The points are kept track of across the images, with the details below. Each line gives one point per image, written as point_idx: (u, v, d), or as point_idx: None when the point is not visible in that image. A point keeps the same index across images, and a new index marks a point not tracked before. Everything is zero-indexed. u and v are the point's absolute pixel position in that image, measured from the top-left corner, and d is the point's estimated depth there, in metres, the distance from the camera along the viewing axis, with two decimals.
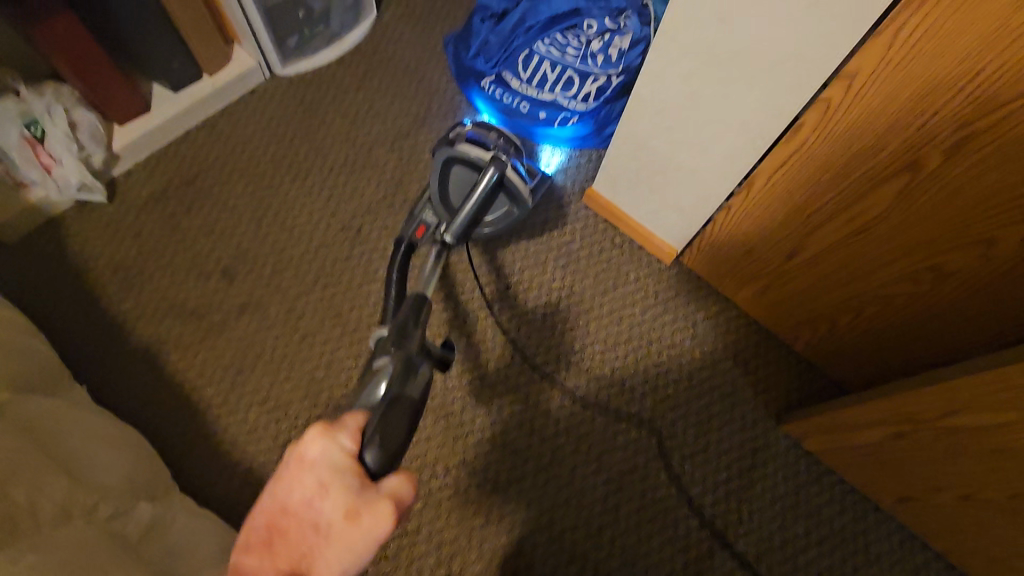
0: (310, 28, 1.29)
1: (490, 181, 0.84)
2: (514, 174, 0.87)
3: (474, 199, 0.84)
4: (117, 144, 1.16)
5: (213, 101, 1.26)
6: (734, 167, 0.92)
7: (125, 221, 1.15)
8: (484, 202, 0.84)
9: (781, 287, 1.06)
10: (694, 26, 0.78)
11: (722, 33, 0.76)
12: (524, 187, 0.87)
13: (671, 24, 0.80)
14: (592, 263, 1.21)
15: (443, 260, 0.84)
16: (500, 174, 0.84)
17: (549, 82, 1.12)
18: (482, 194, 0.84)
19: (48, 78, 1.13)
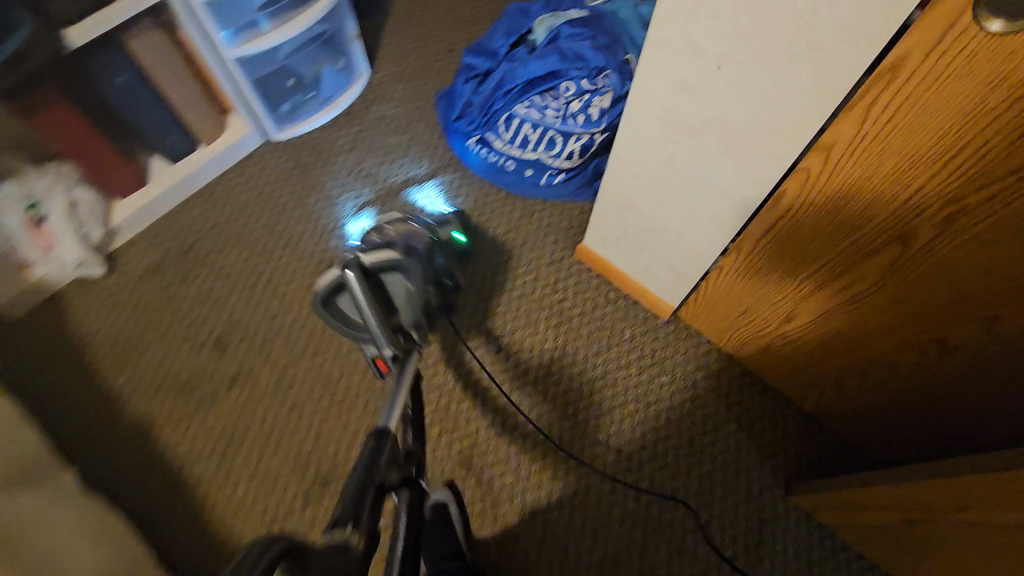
0: (300, 94, 1.32)
1: (356, 278, 0.73)
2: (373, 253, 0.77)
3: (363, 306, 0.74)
4: (115, 219, 1.19)
5: (209, 170, 1.29)
6: (720, 230, 0.88)
7: (123, 294, 1.18)
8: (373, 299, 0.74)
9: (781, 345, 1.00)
10: (662, 97, 0.75)
11: (691, 104, 0.73)
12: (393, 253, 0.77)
13: (640, 94, 0.77)
14: (585, 322, 1.17)
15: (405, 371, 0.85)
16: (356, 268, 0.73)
17: (532, 142, 1.09)
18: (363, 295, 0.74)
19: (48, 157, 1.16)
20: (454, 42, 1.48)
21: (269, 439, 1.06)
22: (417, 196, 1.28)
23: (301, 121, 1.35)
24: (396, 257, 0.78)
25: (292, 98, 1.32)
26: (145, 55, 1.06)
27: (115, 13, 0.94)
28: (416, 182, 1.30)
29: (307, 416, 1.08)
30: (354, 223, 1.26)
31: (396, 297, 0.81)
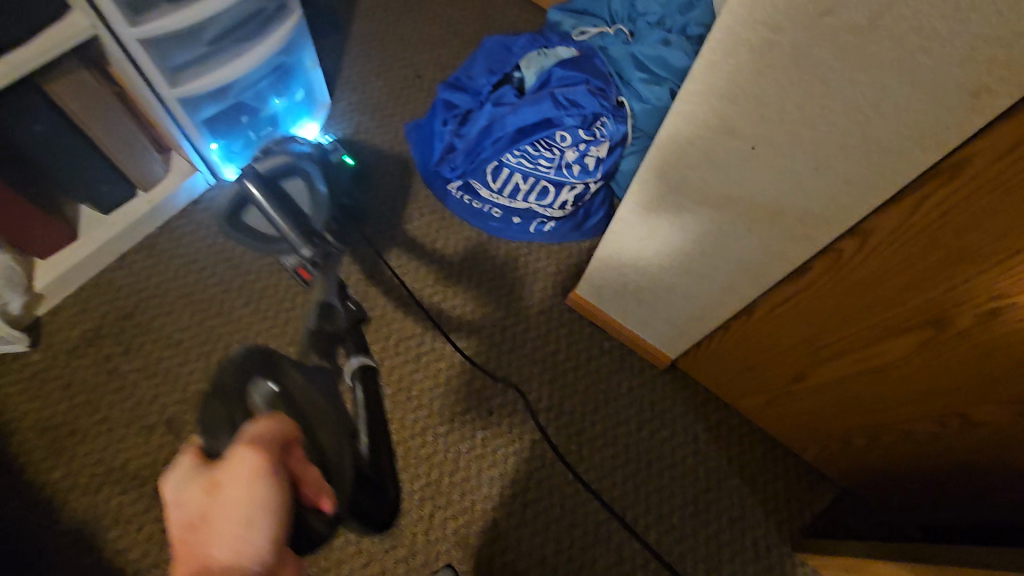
0: (256, 130, 1.19)
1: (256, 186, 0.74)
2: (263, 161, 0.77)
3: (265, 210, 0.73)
4: (39, 283, 1.03)
5: (151, 219, 1.14)
6: (732, 296, 0.84)
7: (53, 371, 1.02)
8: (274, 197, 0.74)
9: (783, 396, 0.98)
10: (683, 169, 0.69)
11: (715, 179, 0.67)
12: (287, 155, 0.79)
13: (656, 165, 0.71)
14: (579, 374, 1.12)
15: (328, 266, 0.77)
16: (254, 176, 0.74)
17: (522, 192, 1.02)
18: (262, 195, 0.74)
19: None
20: (425, 72, 1.39)
21: None
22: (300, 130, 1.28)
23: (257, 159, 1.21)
24: (290, 161, 0.79)
25: (246, 135, 1.19)
26: (69, 98, 0.91)
27: (29, 58, 0.79)
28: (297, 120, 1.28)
29: None
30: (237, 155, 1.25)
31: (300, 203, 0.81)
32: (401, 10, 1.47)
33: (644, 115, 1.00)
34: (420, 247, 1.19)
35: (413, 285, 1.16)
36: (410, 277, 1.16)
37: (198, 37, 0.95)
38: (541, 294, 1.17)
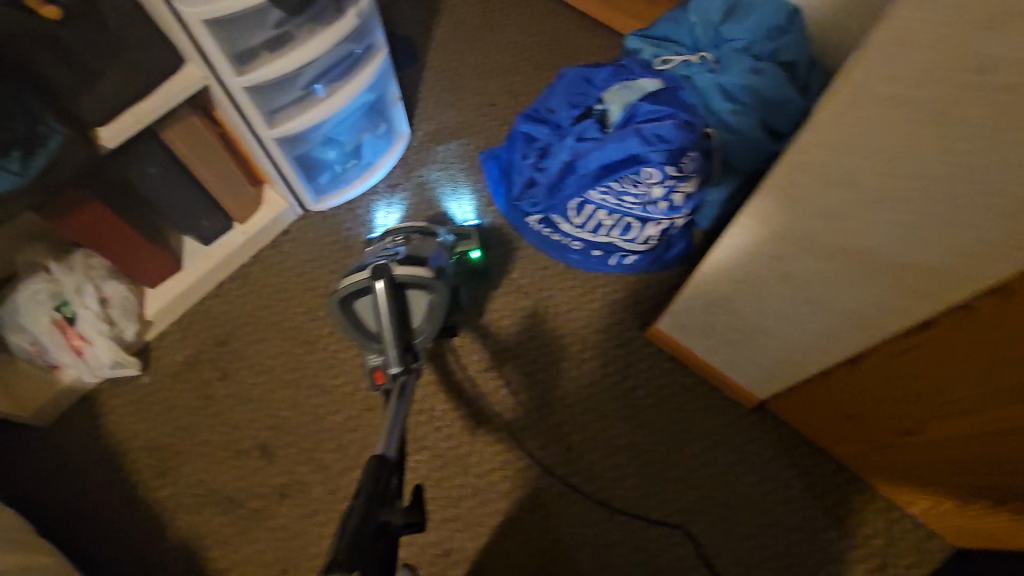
0: (341, 164, 1.23)
1: (383, 289, 0.87)
2: (408, 267, 0.92)
3: (386, 309, 0.86)
4: (149, 311, 1.11)
5: (246, 249, 1.20)
6: (839, 345, 0.79)
7: (160, 393, 1.09)
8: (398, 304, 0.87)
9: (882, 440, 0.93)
10: (794, 216, 0.65)
11: (831, 228, 0.63)
12: (421, 270, 0.92)
13: (763, 210, 0.68)
14: (660, 412, 1.09)
15: (404, 388, 0.86)
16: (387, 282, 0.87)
17: (605, 227, 1.01)
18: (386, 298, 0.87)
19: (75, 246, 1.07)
20: (501, 99, 1.40)
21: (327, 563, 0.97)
22: (447, 202, 1.27)
23: (341, 190, 1.26)
24: (427, 278, 0.93)
25: (332, 168, 1.23)
26: (180, 143, 0.97)
27: (147, 110, 0.85)
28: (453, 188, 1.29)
29: None
30: (377, 214, 1.27)
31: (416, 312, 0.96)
32: (476, 36, 1.49)
33: (734, 145, 0.99)
34: (498, 279, 1.20)
35: (491, 317, 1.17)
36: (489, 310, 1.18)
37: (296, 82, 0.99)
38: (619, 327, 1.16)
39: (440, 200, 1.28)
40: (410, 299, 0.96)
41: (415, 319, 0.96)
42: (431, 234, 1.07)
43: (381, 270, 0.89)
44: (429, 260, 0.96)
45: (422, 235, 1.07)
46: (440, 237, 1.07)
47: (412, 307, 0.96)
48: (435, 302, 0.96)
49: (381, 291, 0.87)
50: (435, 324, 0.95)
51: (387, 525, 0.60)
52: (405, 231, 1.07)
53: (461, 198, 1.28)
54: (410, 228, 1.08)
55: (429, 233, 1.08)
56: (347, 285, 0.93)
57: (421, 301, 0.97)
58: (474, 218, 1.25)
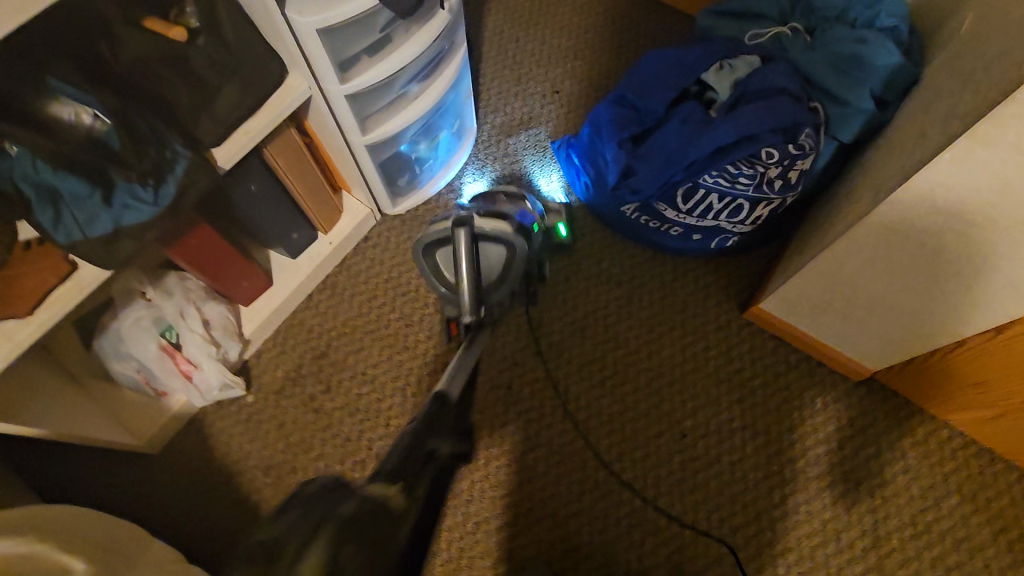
0: (420, 164, 1.21)
1: (465, 240, 0.79)
2: (492, 221, 0.87)
3: (461, 260, 0.80)
4: (247, 330, 1.10)
5: (332, 259, 1.19)
6: (986, 308, 0.81)
7: (267, 411, 1.08)
8: (475, 255, 0.80)
9: (1009, 404, 0.94)
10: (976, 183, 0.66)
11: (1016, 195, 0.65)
12: (503, 227, 0.87)
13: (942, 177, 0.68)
14: (769, 391, 1.10)
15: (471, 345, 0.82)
16: (468, 233, 0.79)
17: (714, 211, 1.00)
18: (466, 251, 0.81)
19: (166, 267, 1.04)
20: (566, 88, 1.39)
21: (459, 566, 0.99)
22: (536, 175, 1.30)
23: (421, 192, 1.24)
24: (507, 233, 0.88)
25: (412, 170, 1.21)
26: (280, 157, 0.95)
27: (257, 129, 0.83)
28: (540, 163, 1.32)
29: (495, 535, 1.01)
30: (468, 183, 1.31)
31: (492, 269, 0.91)
32: (531, 21, 1.46)
33: (839, 117, 0.99)
34: (588, 268, 1.19)
35: (586, 307, 1.16)
36: (583, 300, 1.17)
37: (393, 85, 0.97)
38: (717, 310, 1.16)
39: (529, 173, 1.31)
40: (487, 256, 0.90)
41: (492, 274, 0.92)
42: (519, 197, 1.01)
43: (463, 219, 0.81)
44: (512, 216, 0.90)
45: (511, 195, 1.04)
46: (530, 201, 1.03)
47: (492, 263, 0.91)
48: (514, 260, 0.91)
49: (461, 242, 0.80)
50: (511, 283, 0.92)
51: (433, 452, 0.49)
52: (498, 190, 1.03)
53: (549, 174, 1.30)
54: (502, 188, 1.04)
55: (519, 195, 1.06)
56: (432, 232, 0.89)
57: (499, 258, 0.92)
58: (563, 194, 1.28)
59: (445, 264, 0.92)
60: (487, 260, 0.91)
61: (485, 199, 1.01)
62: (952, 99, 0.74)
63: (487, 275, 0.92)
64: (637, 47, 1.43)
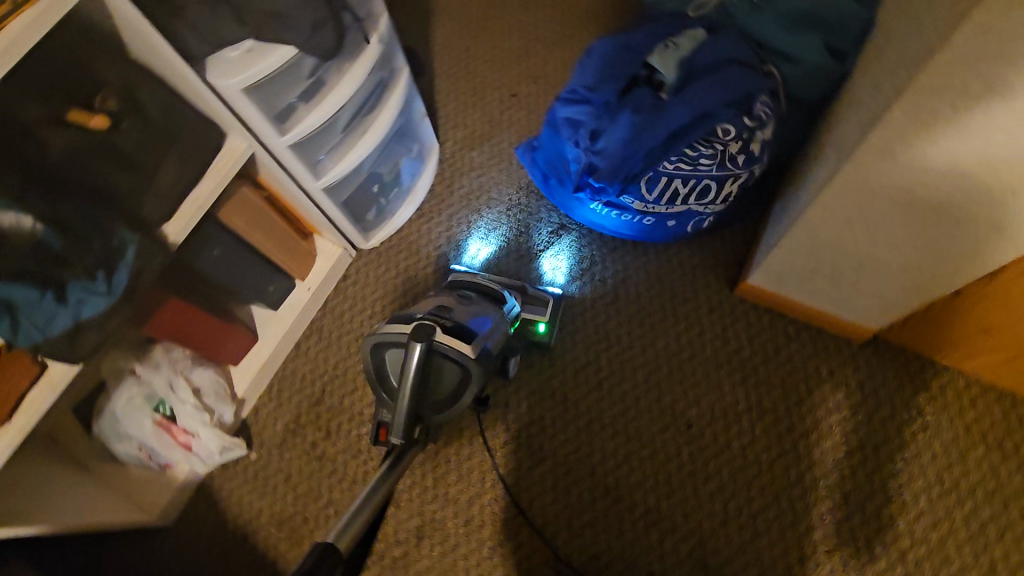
0: (386, 195, 1.21)
1: (418, 360, 0.80)
2: (453, 339, 0.85)
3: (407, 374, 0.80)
4: (240, 390, 1.10)
5: (314, 303, 1.19)
6: (974, 255, 0.77)
7: (271, 466, 1.08)
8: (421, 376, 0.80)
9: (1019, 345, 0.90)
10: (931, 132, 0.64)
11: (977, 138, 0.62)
12: (463, 352, 0.84)
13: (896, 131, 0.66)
14: (772, 367, 1.07)
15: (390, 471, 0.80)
16: (424, 356, 0.80)
17: (681, 196, 0.97)
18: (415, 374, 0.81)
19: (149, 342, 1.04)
20: (523, 91, 1.37)
21: None
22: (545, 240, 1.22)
23: (392, 221, 1.24)
24: (467, 360, 0.85)
25: (379, 202, 1.20)
26: (238, 216, 0.95)
27: (203, 198, 0.82)
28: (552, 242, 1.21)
29: (514, 557, 1.00)
30: (469, 242, 1.25)
31: (447, 384, 0.88)
32: (478, 28, 1.44)
33: (797, 77, 0.96)
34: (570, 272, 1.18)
35: (573, 312, 1.14)
36: (569, 304, 1.15)
37: (337, 124, 0.96)
38: (706, 293, 1.13)
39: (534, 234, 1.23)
40: (442, 372, 0.87)
41: (441, 391, 0.89)
42: (488, 298, 1.01)
43: (423, 333, 0.82)
44: (478, 338, 0.88)
45: (488, 298, 1.03)
46: (505, 306, 1.00)
47: (442, 379, 0.88)
48: (469, 383, 0.88)
49: (413, 361, 0.81)
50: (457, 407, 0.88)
51: None
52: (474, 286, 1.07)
53: (558, 254, 1.20)
54: (481, 287, 1.06)
55: (496, 298, 1.04)
56: (384, 331, 0.87)
57: (455, 378, 0.88)
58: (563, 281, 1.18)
59: (394, 365, 0.89)
60: (443, 375, 0.87)
61: (456, 299, 0.99)
62: (900, 47, 0.70)
63: (435, 389, 0.89)
64: (587, 36, 1.40)
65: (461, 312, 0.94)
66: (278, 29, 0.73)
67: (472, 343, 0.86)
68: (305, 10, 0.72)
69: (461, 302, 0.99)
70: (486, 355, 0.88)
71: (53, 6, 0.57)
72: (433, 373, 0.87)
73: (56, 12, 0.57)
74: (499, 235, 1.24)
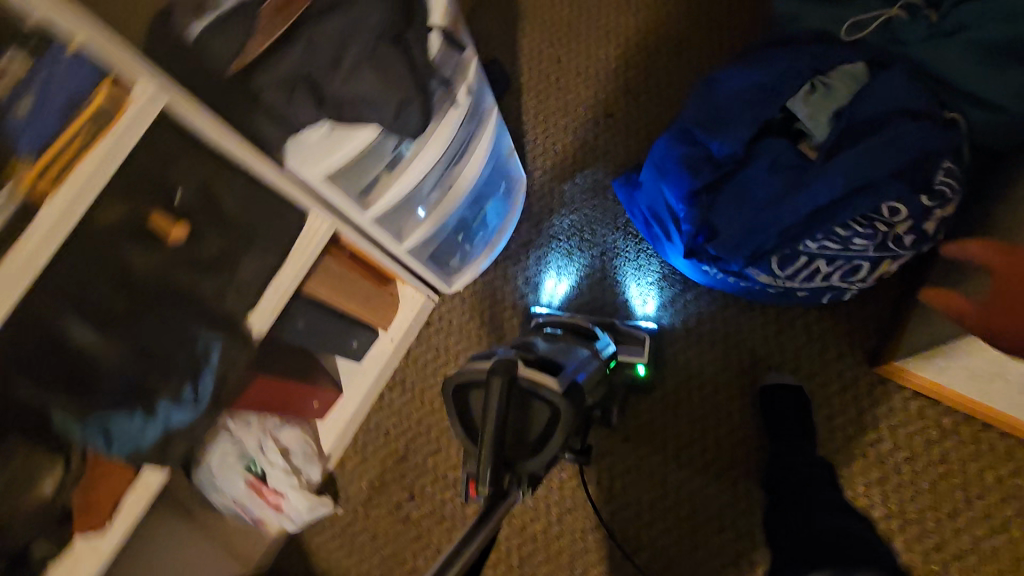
0: (470, 240, 1.11)
1: (500, 383, 0.70)
2: (536, 373, 0.79)
3: (489, 400, 0.69)
4: (326, 446, 1.09)
5: (395, 354, 1.14)
6: None
7: (357, 523, 1.08)
8: (506, 402, 0.69)
9: None
10: None
11: None
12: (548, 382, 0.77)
13: None
14: (915, 465, 0.91)
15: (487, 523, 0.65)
16: (507, 376, 0.70)
17: (822, 276, 0.81)
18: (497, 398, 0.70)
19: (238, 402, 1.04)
20: (622, 113, 1.22)
21: None
22: (630, 275, 1.12)
23: (473, 267, 1.15)
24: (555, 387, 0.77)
25: (464, 247, 1.11)
26: (321, 287, 0.90)
27: (284, 287, 0.77)
28: (641, 270, 1.11)
29: None
30: (545, 278, 1.16)
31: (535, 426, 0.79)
32: (570, 37, 1.28)
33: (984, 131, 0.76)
34: (671, 332, 1.06)
35: (675, 378, 1.03)
36: (670, 371, 1.03)
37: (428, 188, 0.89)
38: (838, 367, 0.97)
39: (621, 275, 1.12)
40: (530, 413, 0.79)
41: (529, 436, 0.79)
42: (578, 339, 0.96)
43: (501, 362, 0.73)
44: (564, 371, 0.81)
45: (578, 334, 0.99)
46: (600, 343, 0.96)
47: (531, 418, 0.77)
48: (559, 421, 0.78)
49: (496, 385, 0.71)
50: (551, 449, 0.74)
51: None
52: (563, 325, 1.02)
53: (649, 289, 1.10)
54: (573, 325, 1.02)
55: (586, 334, 1.00)
56: (461, 372, 0.80)
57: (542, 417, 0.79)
58: (654, 316, 1.08)
59: (476, 410, 0.80)
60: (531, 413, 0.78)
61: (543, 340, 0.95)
62: None
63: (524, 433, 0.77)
64: (699, 46, 1.21)
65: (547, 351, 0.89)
66: (362, 112, 0.65)
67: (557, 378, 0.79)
68: (392, 92, 0.63)
69: (548, 341, 0.95)
70: (575, 391, 0.80)
71: (126, 130, 0.53)
72: (518, 414, 0.79)
73: (131, 132, 0.53)
74: (579, 266, 1.15)
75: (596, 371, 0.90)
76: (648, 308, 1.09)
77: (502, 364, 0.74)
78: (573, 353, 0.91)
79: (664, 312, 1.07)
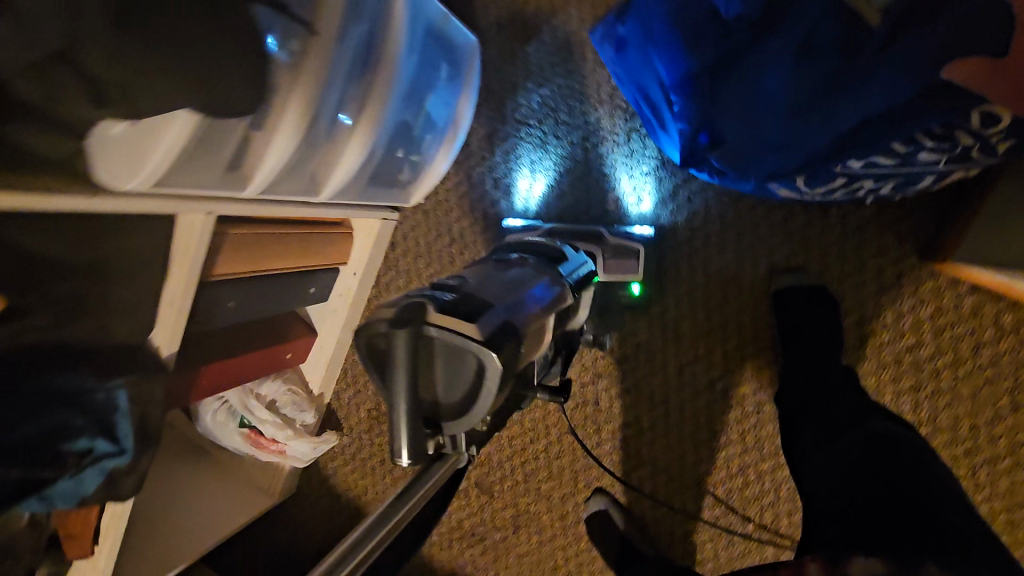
0: (416, 151, 0.87)
1: (406, 345, 0.53)
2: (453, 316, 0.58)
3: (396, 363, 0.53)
4: (314, 387, 1.06)
5: (364, 286, 1.02)
6: None
7: (366, 450, 1.11)
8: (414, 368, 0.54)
9: None
10: None
11: None
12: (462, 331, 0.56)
13: None
14: (956, 371, 0.79)
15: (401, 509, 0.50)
16: (411, 339, 0.53)
17: (860, 188, 0.63)
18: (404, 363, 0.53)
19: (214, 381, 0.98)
20: None
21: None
22: (620, 166, 0.90)
23: (430, 177, 0.93)
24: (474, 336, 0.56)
25: (410, 160, 0.89)
26: (237, 265, 0.76)
27: (180, 304, 0.65)
28: (633, 158, 0.89)
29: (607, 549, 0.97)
30: (517, 177, 0.95)
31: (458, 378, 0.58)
32: None
33: None
34: (672, 236, 0.88)
35: (676, 290, 0.89)
36: (670, 282, 0.89)
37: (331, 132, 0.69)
38: (874, 265, 0.81)
39: (609, 165, 0.90)
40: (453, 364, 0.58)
41: (456, 392, 0.59)
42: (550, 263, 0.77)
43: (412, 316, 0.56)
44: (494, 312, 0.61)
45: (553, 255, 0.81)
46: (574, 268, 0.79)
47: (453, 369, 0.58)
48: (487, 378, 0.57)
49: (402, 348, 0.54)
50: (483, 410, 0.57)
51: None
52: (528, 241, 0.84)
53: (643, 182, 0.89)
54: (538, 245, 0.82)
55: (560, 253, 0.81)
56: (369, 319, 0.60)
57: (467, 368, 0.58)
58: (650, 216, 0.89)
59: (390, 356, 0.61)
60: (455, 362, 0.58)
61: (492, 267, 0.74)
62: None
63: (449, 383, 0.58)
64: None
65: (481, 282, 0.68)
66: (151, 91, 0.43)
67: (479, 322, 0.58)
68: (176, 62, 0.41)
69: (503, 267, 0.75)
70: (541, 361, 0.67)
71: None
72: (440, 366, 0.58)
73: None
74: (555, 158, 0.92)
75: (553, 305, 0.70)
76: (643, 206, 0.90)
77: (414, 311, 0.57)
78: (529, 280, 0.71)
79: (661, 211, 0.88)
